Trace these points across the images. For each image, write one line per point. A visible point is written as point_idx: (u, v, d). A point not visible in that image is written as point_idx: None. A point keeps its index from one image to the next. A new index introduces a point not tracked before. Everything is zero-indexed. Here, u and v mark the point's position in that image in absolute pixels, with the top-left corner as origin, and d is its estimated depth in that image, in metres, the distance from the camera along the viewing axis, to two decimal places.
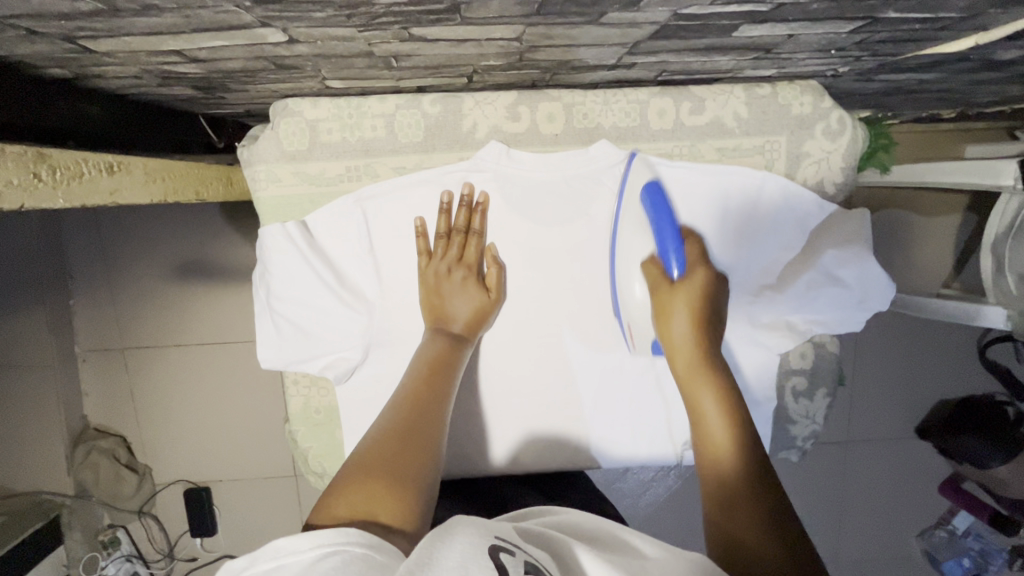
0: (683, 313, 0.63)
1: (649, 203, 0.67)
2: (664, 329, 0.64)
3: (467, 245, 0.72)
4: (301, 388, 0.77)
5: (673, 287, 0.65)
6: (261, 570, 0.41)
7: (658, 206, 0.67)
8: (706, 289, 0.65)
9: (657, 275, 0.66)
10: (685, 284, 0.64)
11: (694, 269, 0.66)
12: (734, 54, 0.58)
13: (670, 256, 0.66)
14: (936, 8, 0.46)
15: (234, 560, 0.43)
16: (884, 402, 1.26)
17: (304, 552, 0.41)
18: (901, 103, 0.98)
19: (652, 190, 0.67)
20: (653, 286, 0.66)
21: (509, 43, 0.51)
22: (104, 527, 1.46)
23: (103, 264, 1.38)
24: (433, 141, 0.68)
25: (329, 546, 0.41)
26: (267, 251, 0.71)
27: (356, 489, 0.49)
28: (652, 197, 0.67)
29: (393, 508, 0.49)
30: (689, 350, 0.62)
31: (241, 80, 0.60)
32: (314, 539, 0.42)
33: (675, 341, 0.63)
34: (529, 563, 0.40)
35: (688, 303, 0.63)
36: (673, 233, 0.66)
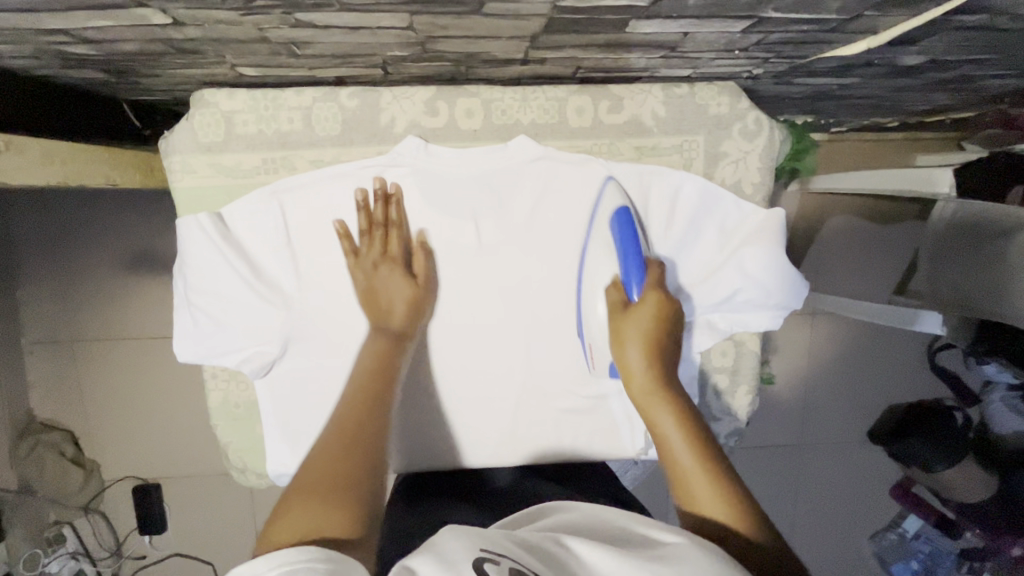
0: (638, 323, 0.65)
1: (616, 226, 0.69)
2: (621, 356, 0.65)
3: (391, 239, 0.71)
4: (220, 382, 0.76)
5: (627, 312, 0.66)
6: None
7: (624, 231, 0.68)
8: (664, 312, 0.66)
9: (617, 300, 0.68)
10: (640, 308, 0.66)
11: (650, 291, 0.66)
12: (640, 51, 0.59)
13: (632, 284, 0.67)
14: (814, 9, 0.47)
15: None
16: (829, 406, 1.28)
17: (267, 574, 0.41)
18: (836, 111, 1.00)
19: (622, 216, 0.69)
20: (611, 310, 0.68)
21: (404, 32, 0.51)
22: (49, 524, 1.42)
23: (51, 255, 1.36)
24: (351, 135, 0.69)
25: (293, 565, 0.42)
26: (182, 243, 0.70)
27: (298, 509, 0.49)
28: (620, 222, 0.69)
29: (338, 519, 0.48)
30: (645, 378, 0.63)
31: (149, 64, 0.60)
32: (274, 560, 0.42)
33: (628, 347, 0.64)
34: (515, 569, 0.41)
35: (645, 319, 0.65)
36: (636, 257, 0.68)
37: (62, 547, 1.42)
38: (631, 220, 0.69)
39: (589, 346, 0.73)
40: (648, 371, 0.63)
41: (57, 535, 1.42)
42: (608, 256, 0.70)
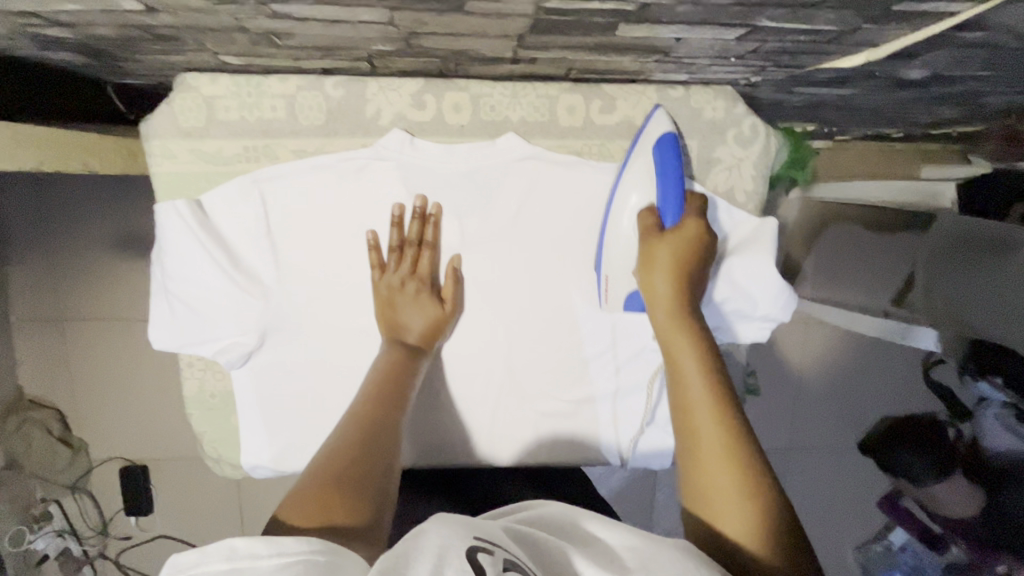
0: (667, 263, 0.62)
1: (660, 150, 0.65)
2: (647, 281, 0.63)
3: (420, 258, 0.71)
4: (196, 370, 0.75)
5: (663, 237, 0.63)
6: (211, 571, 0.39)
7: (667, 156, 0.65)
8: (698, 246, 0.64)
9: (650, 224, 0.64)
10: (676, 236, 0.63)
11: (687, 219, 0.65)
12: (632, 54, 0.57)
13: (668, 211, 0.64)
14: (811, 20, 0.45)
15: (182, 553, 0.41)
16: (818, 416, 1.27)
17: (261, 559, 0.39)
18: (837, 119, 0.98)
19: (666, 140, 0.65)
20: (642, 234, 0.65)
21: (386, 27, 0.49)
22: (36, 501, 1.41)
23: (42, 234, 1.35)
24: (335, 126, 0.67)
25: (289, 555, 0.39)
26: (160, 229, 0.68)
27: (313, 496, 0.49)
28: (663, 147, 0.65)
29: (350, 509, 0.49)
30: (670, 308, 0.61)
31: (126, 48, 0.58)
32: (274, 546, 0.40)
33: (656, 296, 0.62)
34: (507, 562, 0.39)
35: (673, 258, 0.62)
36: (676, 189, 0.64)
37: (48, 524, 1.42)
38: (677, 147, 0.65)
39: (607, 278, 0.70)
40: (671, 302, 0.61)
41: (43, 512, 1.41)
42: (643, 182, 0.66)
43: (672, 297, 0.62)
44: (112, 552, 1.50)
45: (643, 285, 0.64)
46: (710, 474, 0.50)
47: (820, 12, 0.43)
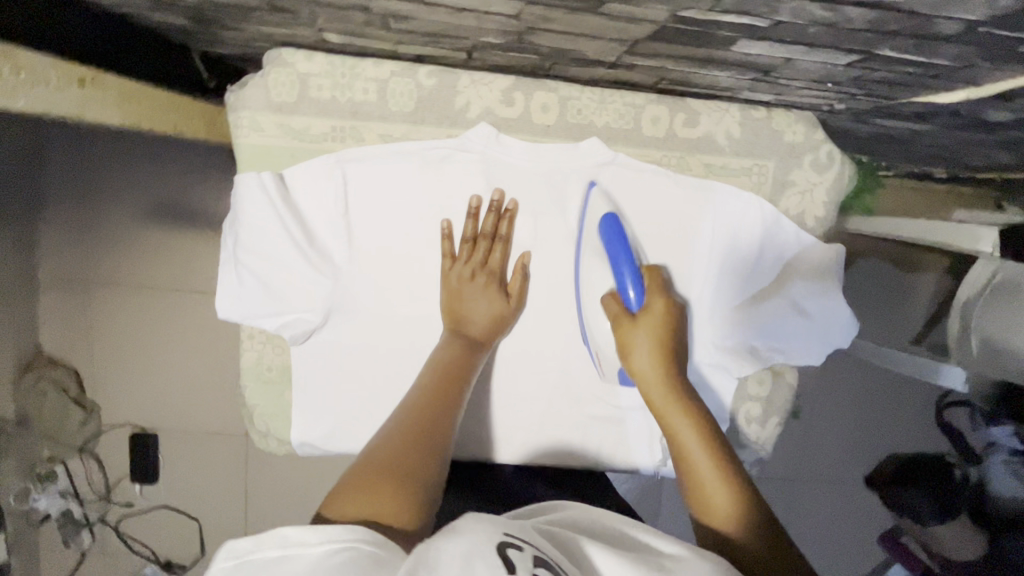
0: (646, 341, 0.67)
1: (605, 229, 0.69)
2: (628, 362, 0.68)
3: (491, 252, 0.72)
4: (257, 342, 0.76)
5: (635, 321, 0.68)
6: (268, 555, 0.41)
7: (614, 234, 0.69)
8: (667, 316, 0.69)
9: (618, 310, 0.69)
10: (646, 316, 0.68)
11: (653, 297, 0.69)
12: (733, 71, 0.58)
13: (628, 289, 0.69)
14: (930, 53, 0.47)
15: (237, 541, 0.42)
16: (837, 444, 1.24)
17: (310, 546, 0.40)
18: (890, 155, 1.00)
19: (608, 221, 0.69)
20: (615, 321, 0.69)
21: (508, 20, 0.50)
22: (43, 461, 1.41)
23: (80, 195, 1.36)
24: (423, 113, 0.69)
25: (341, 542, 0.41)
26: (240, 198, 0.69)
27: (359, 487, 0.48)
28: (609, 228, 0.69)
29: (400, 505, 0.48)
30: (654, 376, 0.66)
31: (236, 18, 0.59)
32: (323, 533, 0.41)
33: (644, 373, 0.66)
34: (537, 559, 0.40)
35: (650, 333, 0.67)
36: (631, 266, 0.69)
37: (53, 484, 1.40)
38: (619, 225, 0.69)
39: (596, 354, 0.73)
40: (654, 364, 0.66)
41: (49, 472, 1.40)
42: (602, 265, 0.71)
43: (654, 365, 0.66)
44: (113, 521, 1.47)
45: (628, 366, 0.68)
46: (718, 506, 0.55)
47: (945, 45, 0.45)
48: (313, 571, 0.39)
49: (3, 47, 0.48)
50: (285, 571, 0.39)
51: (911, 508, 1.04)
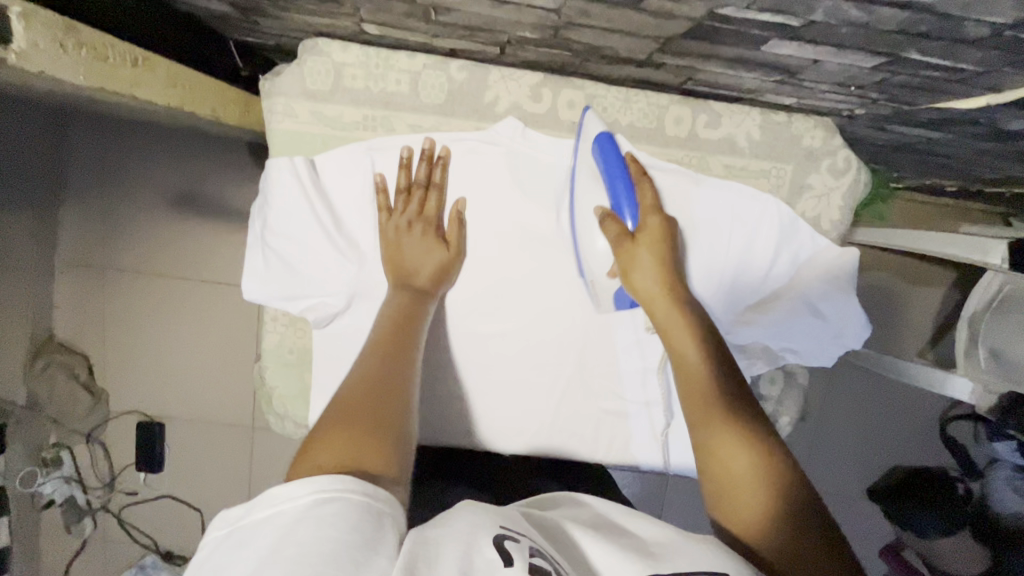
0: (648, 259, 0.67)
1: (599, 149, 0.69)
2: (633, 282, 0.67)
3: (426, 200, 0.73)
4: (279, 325, 0.77)
5: (635, 240, 0.68)
6: (256, 516, 0.42)
7: (608, 154, 0.69)
8: (665, 234, 0.69)
9: (619, 231, 0.68)
10: (643, 233, 0.68)
11: (649, 214, 0.69)
12: (759, 71, 0.60)
13: (624, 207, 0.69)
14: (956, 57, 0.48)
15: (229, 509, 0.44)
16: (840, 453, 1.24)
17: (299, 498, 0.42)
18: (903, 165, 1.02)
19: (604, 140, 0.69)
20: (615, 241, 0.68)
21: (548, 14, 0.52)
22: (49, 445, 1.42)
23: (101, 183, 1.38)
24: (454, 106, 0.71)
25: (326, 493, 0.42)
26: (270, 182, 0.71)
27: (323, 444, 0.48)
28: (604, 145, 0.69)
29: (378, 453, 0.49)
30: (659, 300, 0.66)
31: (280, 5, 0.61)
32: (310, 485, 0.43)
33: (645, 291, 0.67)
34: (536, 548, 0.41)
35: (653, 254, 0.67)
36: (624, 180, 0.69)
37: (58, 469, 1.42)
38: (614, 142, 0.69)
39: (593, 283, 0.74)
40: (659, 285, 0.66)
41: (54, 458, 1.42)
42: (597, 184, 0.71)
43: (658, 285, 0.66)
44: (116, 509, 1.47)
45: (630, 284, 0.68)
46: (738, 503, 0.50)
47: (971, 49, 0.46)
48: (300, 521, 0.40)
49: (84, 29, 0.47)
50: (272, 527, 0.41)
51: (910, 522, 1.11)
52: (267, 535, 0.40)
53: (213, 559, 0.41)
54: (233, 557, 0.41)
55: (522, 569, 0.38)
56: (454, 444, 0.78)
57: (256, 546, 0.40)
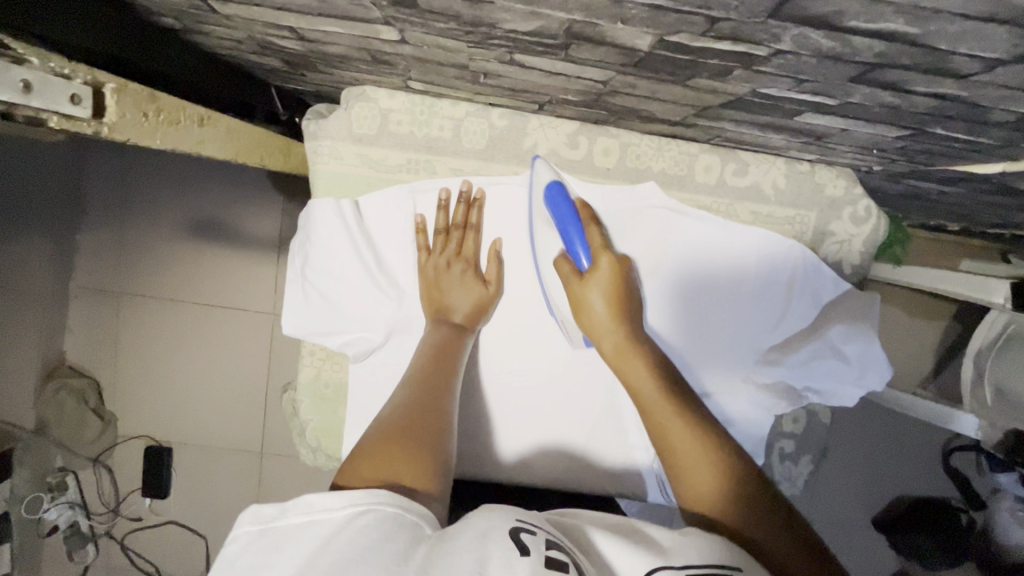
0: (598, 299, 0.70)
1: (550, 200, 0.71)
2: (588, 319, 0.70)
3: (464, 240, 0.76)
4: (315, 359, 0.79)
5: (582, 279, 0.71)
6: (293, 522, 0.44)
7: (559, 205, 0.71)
8: (616, 273, 0.71)
9: (569, 271, 0.71)
10: (595, 274, 0.70)
11: (600, 254, 0.71)
12: (787, 134, 0.64)
13: (576, 248, 0.71)
14: (977, 134, 0.52)
15: (262, 506, 0.46)
16: (848, 484, 1.24)
17: (336, 511, 0.44)
18: (913, 208, 1.05)
19: (554, 191, 0.71)
20: (567, 281, 0.72)
21: (595, 84, 0.55)
22: (54, 470, 1.40)
23: (118, 207, 1.37)
24: (494, 152, 0.74)
25: (363, 505, 0.44)
26: (313, 221, 0.74)
27: (376, 458, 0.51)
28: (553, 197, 0.71)
29: (418, 474, 0.51)
30: (618, 337, 0.69)
31: (333, 63, 0.64)
32: (346, 498, 0.44)
33: (599, 329, 0.70)
34: (550, 541, 0.43)
35: (603, 290, 0.70)
36: (572, 220, 0.71)
37: (62, 496, 1.40)
38: (564, 190, 0.72)
39: (563, 322, 0.76)
40: (610, 318, 0.69)
41: (60, 483, 1.40)
42: (552, 231, 0.73)
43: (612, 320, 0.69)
44: (120, 536, 1.44)
45: (585, 323, 0.71)
46: (694, 470, 0.57)
47: (992, 130, 0.50)
48: (338, 532, 0.42)
49: (157, 93, 0.52)
50: (310, 536, 0.43)
51: (915, 551, 1.19)
52: (305, 543, 0.43)
53: (247, 556, 0.43)
54: (270, 558, 0.43)
55: (536, 559, 0.40)
56: (485, 479, 0.79)
57: (294, 552, 0.42)
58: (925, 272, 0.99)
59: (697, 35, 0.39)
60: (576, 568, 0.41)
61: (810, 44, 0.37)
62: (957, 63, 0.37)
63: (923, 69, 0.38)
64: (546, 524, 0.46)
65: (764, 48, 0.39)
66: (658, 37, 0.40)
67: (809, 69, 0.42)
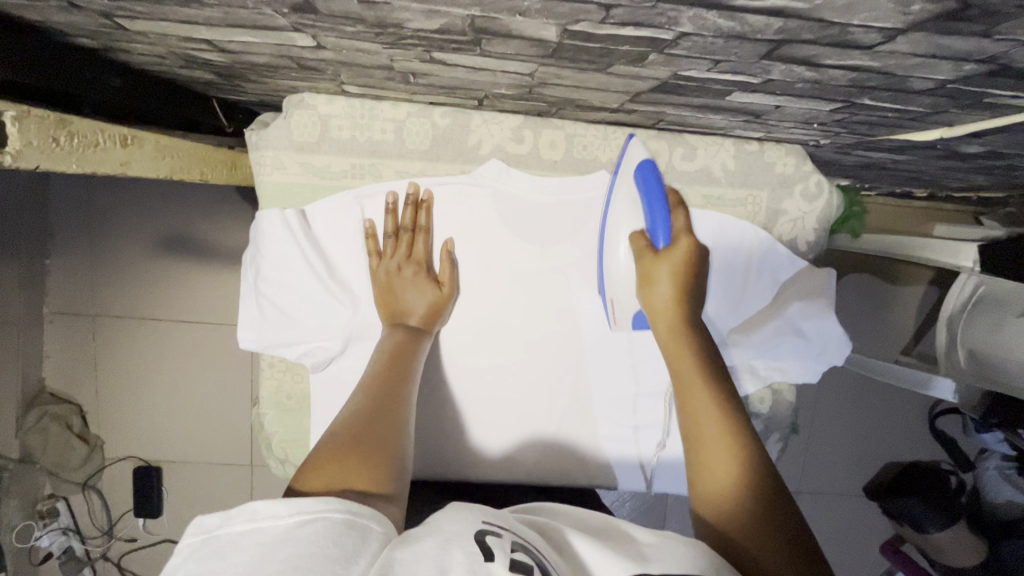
0: (667, 278, 0.68)
1: (641, 176, 0.70)
2: (651, 294, 0.69)
3: (415, 243, 0.76)
4: (276, 371, 0.78)
5: (658, 255, 0.69)
6: (237, 530, 0.43)
7: (649, 181, 0.70)
8: (692, 259, 0.70)
9: (644, 246, 0.70)
10: (672, 251, 0.69)
11: (679, 237, 0.71)
12: (726, 114, 0.63)
13: (658, 228, 0.70)
14: (906, 102, 0.51)
15: (206, 516, 0.45)
16: (832, 456, 1.26)
17: (282, 518, 0.43)
18: (875, 178, 1.05)
19: (646, 167, 0.70)
20: (638, 254, 0.70)
21: (521, 77, 0.55)
22: (44, 497, 1.38)
23: (87, 230, 1.35)
24: (439, 151, 0.73)
25: (310, 513, 0.44)
26: (262, 234, 0.74)
27: (328, 466, 0.51)
28: (644, 172, 0.70)
29: (370, 476, 0.51)
30: (673, 317, 0.67)
31: (262, 73, 0.63)
32: (294, 505, 0.44)
33: (658, 306, 0.68)
34: (515, 543, 0.43)
35: (673, 271, 0.68)
36: (662, 198, 0.70)
37: (54, 522, 1.38)
38: (656, 172, 0.70)
39: (610, 298, 0.75)
40: (674, 302, 0.68)
41: (50, 510, 1.37)
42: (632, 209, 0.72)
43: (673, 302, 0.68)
44: (116, 557, 1.44)
45: (646, 299, 0.70)
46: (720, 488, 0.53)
47: (919, 97, 0.49)
48: (282, 541, 0.42)
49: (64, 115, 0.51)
50: (253, 543, 0.42)
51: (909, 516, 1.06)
52: (246, 552, 0.42)
53: (186, 568, 0.42)
54: (210, 567, 0.41)
55: (501, 563, 0.40)
56: (455, 478, 0.79)
57: (234, 559, 0.41)
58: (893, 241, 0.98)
59: (598, 23, 0.38)
60: (541, 570, 0.41)
61: (710, 25, 0.37)
62: (856, 34, 0.36)
63: (827, 42, 0.38)
64: (516, 527, 0.46)
65: (667, 32, 0.39)
66: (561, 28, 0.40)
67: (719, 48, 0.41)
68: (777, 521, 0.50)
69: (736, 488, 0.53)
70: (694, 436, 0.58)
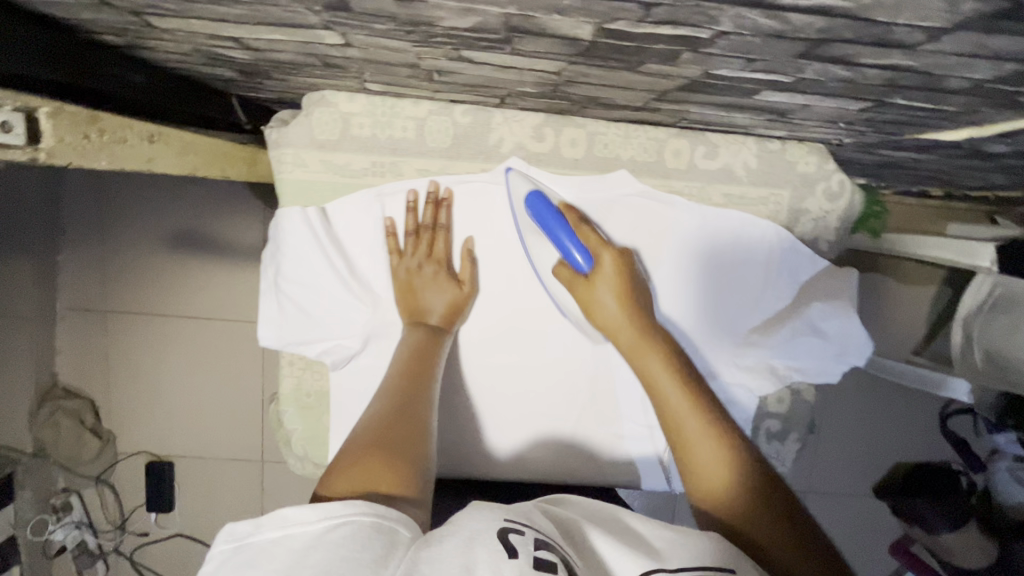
0: (609, 298, 0.70)
1: (532, 210, 0.72)
2: (601, 318, 0.71)
3: (435, 242, 0.76)
4: (295, 369, 0.78)
5: (588, 281, 0.71)
6: (268, 537, 0.44)
7: (540, 212, 0.71)
8: (620, 267, 0.72)
9: (571, 275, 0.73)
10: (598, 275, 0.71)
11: (600, 254, 0.72)
12: (752, 113, 0.63)
13: (573, 254, 0.71)
14: (939, 101, 0.51)
15: (235, 523, 0.45)
16: (844, 456, 1.25)
17: (311, 524, 0.43)
18: (893, 177, 1.04)
19: (533, 199, 0.72)
20: (570, 286, 0.73)
21: (547, 75, 0.54)
22: (57, 491, 1.39)
23: (100, 225, 1.35)
24: (459, 149, 0.73)
25: (339, 517, 0.44)
26: (283, 231, 0.74)
27: (352, 469, 0.51)
28: (535, 205, 0.71)
29: (395, 477, 0.51)
30: (629, 330, 0.69)
31: (285, 70, 0.63)
32: (322, 511, 0.44)
33: (608, 322, 0.70)
34: (539, 541, 0.43)
35: (611, 290, 0.70)
36: (564, 231, 0.71)
37: (69, 515, 1.39)
38: (544, 199, 0.72)
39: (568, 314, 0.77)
40: (622, 315, 0.70)
41: (64, 503, 1.39)
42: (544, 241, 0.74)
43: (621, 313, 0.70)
44: (129, 551, 1.45)
45: (598, 323, 0.72)
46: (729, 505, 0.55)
47: (952, 97, 0.49)
48: (313, 547, 0.42)
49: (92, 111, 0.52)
50: (285, 549, 0.42)
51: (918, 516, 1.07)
52: (277, 558, 0.42)
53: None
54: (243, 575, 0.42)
55: (525, 562, 0.40)
56: (474, 477, 0.80)
57: (268, 567, 0.42)
58: (911, 241, 0.97)
59: (636, 21, 0.38)
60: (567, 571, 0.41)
61: (750, 24, 0.37)
62: (898, 34, 0.36)
63: (867, 42, 0.37)
64: (540, 524, 0.46)
65: (705, 31, 0.38)
66: (597, 26, 0.39)
67: (755, 47, 0.41)
68: (792, 535, 0.52)
69: (744, 503, 0.54)
70: (676, 439, 0.60)
